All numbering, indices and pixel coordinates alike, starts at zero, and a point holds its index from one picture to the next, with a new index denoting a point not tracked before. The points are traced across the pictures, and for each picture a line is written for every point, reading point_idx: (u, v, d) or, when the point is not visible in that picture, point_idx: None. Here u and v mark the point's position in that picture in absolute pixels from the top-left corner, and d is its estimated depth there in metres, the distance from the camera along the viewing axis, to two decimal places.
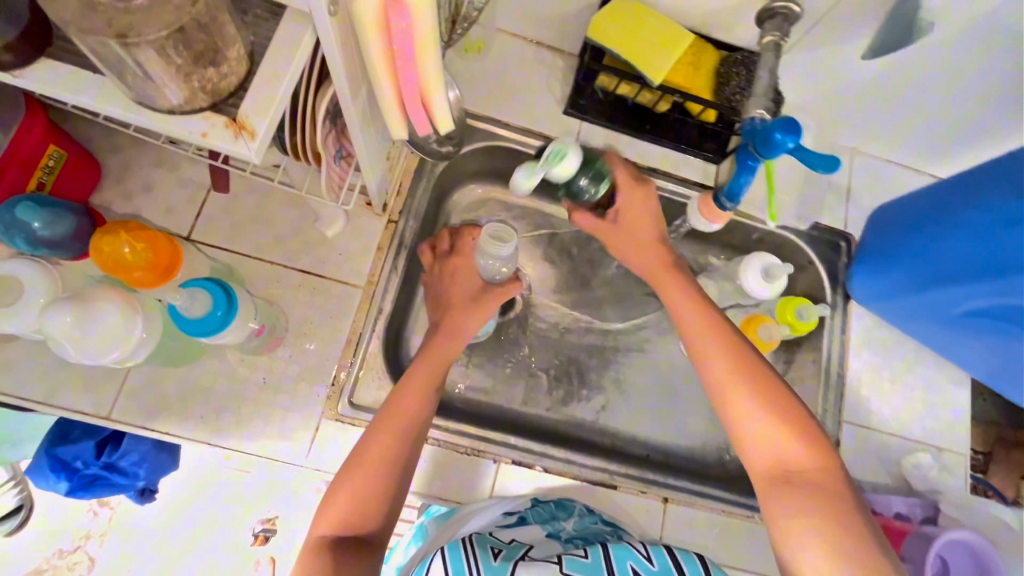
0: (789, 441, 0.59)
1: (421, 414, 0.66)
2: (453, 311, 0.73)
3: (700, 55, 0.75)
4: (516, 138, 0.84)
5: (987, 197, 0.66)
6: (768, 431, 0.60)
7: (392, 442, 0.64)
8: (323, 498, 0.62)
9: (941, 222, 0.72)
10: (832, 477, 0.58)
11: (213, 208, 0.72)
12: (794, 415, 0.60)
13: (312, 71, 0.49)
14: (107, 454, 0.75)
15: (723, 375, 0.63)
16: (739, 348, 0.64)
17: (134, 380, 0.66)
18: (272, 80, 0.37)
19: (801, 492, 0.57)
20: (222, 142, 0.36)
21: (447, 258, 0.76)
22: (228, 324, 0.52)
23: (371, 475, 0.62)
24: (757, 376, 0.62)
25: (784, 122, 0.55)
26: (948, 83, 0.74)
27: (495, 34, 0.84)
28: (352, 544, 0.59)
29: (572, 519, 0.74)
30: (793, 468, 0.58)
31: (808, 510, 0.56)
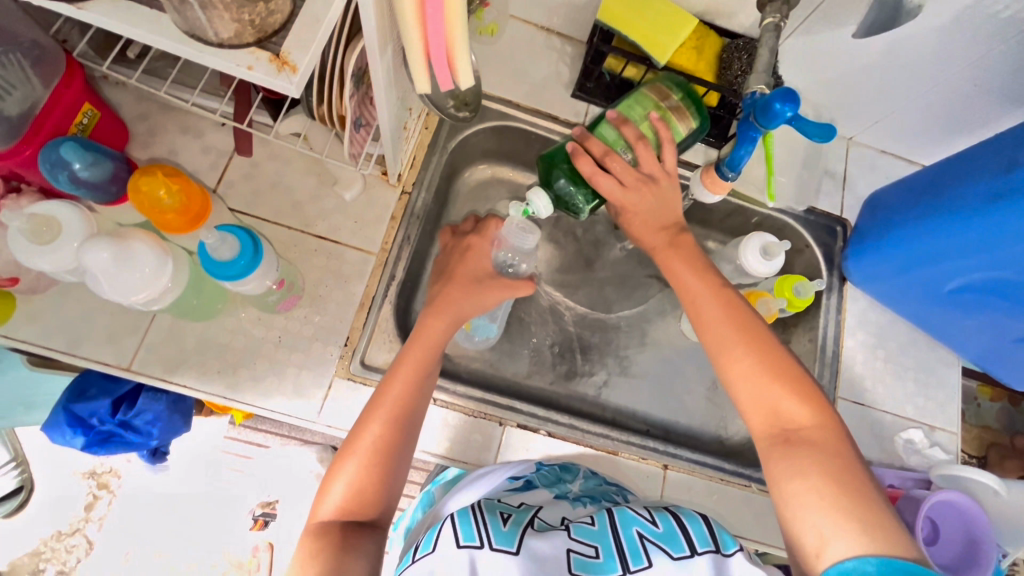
0: (788, 404, 0.60)
1: (408, 400, 0.67)
2: (452, 284, 0.74)
3: (703, 40, 0.80)
4: (526, 118, 0.87)
5: (980, 175, 0.69)
6: (764, 397, 0.61)
7: (384, 429, 0.66)
8: (321, 488, 0.65)
9: (940, 198, 0.74)
10: (831, 436, 0.58)
11: (235, 174, 0.75)
12: (792, 378, 0.61)
13: (344, 26, 0.52)
14: (122, 412, 0.77)
15: (724, 341, 0.64)
16: (739, 313, 0.65)
17: (153, 334, 0.68)
18: (313, 22, 0.40)
19: (799, 453, 0.57)
20: (265, 74, 0.39)
21: (461, 237, 0.78)
22: (249, 272, 0.54)
23: (366, 463, 0.64)
24: (756, 340, 0.63)
25: (783, 92, 0.59)
26: (939, 71, 0.78)
27: (508, 20, 0.88)
28: (354, 528, 0.62)
29: (580, 479, 0.78)
30: (791, 427, 0.59)
31: (810, 469, 0.56)
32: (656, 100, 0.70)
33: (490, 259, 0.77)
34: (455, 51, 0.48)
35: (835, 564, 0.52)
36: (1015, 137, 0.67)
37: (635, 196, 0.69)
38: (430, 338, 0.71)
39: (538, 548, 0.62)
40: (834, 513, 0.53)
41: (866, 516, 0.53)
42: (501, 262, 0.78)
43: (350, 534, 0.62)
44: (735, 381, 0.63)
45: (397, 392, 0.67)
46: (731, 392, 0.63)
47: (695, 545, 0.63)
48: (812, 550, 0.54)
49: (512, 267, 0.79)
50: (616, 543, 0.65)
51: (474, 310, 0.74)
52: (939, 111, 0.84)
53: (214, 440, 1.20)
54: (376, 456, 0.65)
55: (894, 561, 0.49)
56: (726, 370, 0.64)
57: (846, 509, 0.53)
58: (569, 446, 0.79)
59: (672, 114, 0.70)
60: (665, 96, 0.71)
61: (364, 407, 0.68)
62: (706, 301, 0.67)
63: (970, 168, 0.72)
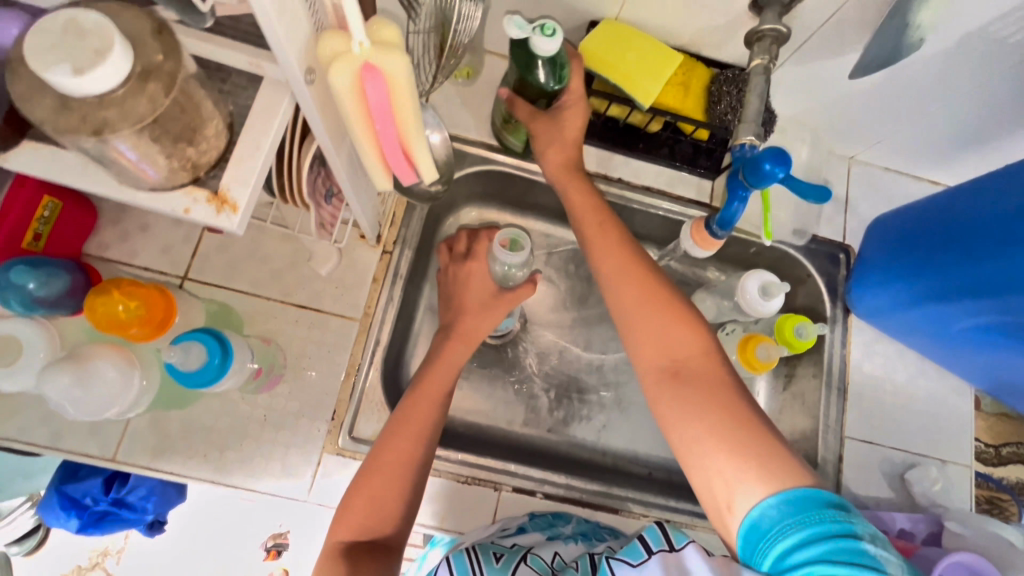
0: (682, 340, 0.58)
1: (431, 416, 0.67)
2: (463, 320, 0.75)
3: (690, 73, 0.75)
4: (509, 161, 0.84)
5: (986, 201, 0.67)
6: (659, 338, 0.59)
7: (408, 445, 0.64)
8: (342, 504, 0.63)
9: (945, 229, 0.72)
10: (719, 372, 0.56)
11: (210, 246, 0.73)
12: (685, 320, 0.60)
13: (296, 124, 0.48)
14: (115, 489, 0.76)
15: (623, 291, 0.64)
16: (639, 266, 0.65)
17: (136, 423, 0.67)
18: (253, 153, 0.37)
19: (689, 393, 0.55)
20: (205, 216, 0.36)
21: (462, 262, 0.77)
22: (226, 370, 0.52)
23: (387, 479, 0.63)
24: (653, 289, 0.62)
25: (774, 152, 0.55)
26: (944, 92, 0.73)
27: (484, 57, 0.83)
28: (367, 551, 0.59)
29: (572, 522, 0.75)
30: (682, 363, 0.57)
31: (703, 406, 0.53)
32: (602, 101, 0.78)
33: (491, 280, 0.77)
34: (413, 152, 0.44)
35: (744, 518, 0.48)
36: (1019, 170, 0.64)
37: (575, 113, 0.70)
38: (448, 363, 0.71)
39: None
40: (732, 450, 0.50)
41: (759, 449, 0.49)
42: (502, 277, 0.78)
43: (356, 548, 0.59)
44: (637, 333, 0.61)
45: (424, 409, 0.67)
46: (630, 338, 0.62)
47: (650, 548, 0.54)
48: (723, 503, 0.50)
49: (513, 278, 0.78)
50: None
51: (460, 361, 0.73)
52: (946, 129, 0.79)
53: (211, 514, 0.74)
54: (397, 472, 0.63)
55: (798, 492, 0.46)
56: (628, 323, 0.62)
57: (739, 444, 0.50)
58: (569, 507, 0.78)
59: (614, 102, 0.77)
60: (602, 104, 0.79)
61: (385, 425, 0.66)
62: (612, 261, 0.66)
63: (973, 192, 0.69)
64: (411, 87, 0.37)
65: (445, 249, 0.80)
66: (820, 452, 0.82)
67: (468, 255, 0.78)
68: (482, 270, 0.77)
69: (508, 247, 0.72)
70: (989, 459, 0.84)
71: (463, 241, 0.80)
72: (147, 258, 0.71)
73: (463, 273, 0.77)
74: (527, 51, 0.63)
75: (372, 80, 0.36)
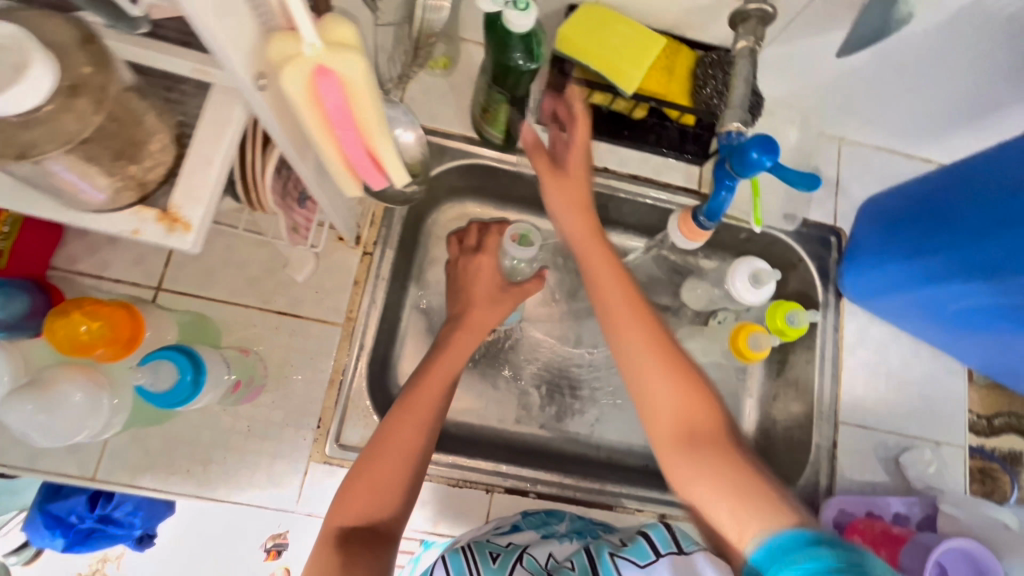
0: (674, 378, 0.55)
1: (438, 404, 0.65)
2: (472, 312, 0.73)
3: (674, 57, 0.73)
4: (491, 153, 0.81)
5: (988, 164, 0.65)
6: (653, 378, 0.56)
7: (415, 430, 0.62)
8: (340, 492, 0.60)
9: (943, 203, 0.70)
10: (714, 414, 0.54)
11: (183, 254, 0.70)
12: (674, 355, 0.57)
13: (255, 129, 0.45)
14: (101, 506, 0.69)
15: (613, 321, 0.60)
16: (639, 306, 0.60)
17: (115, 440, 0.65)
18: (203, 167, 0.35)
19: (706, 455, 0.51)
20: (155, 236, 0.34)
21: (472, 256, 0.77)
22: (200, 386, 0.50)
23: (392, 463, 0.60)
24: (641, 321, 0.59)
25: (761, 140, 0.53)
26: (935, 68, 0.70)
27: (461, 46, 0.80)
28: (363, 538, 0.56)
29: (567, 520, 0.73)
30: (679, 403, 0.54)
31: (704, 454, 0.51)
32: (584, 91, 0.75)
33: (500, 274, 0.76)
34: (381, 157, 0.41)
35: (750, 555, 0.46)
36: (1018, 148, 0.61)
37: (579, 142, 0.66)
38: (453, 353, 0.70)
39: None
40: (740, 502, 0.48)
41: (762, 498, 0.48)
42: (512, 271, 0.78)
43: (353, 539, 0.56)
44: (629, 368, 0.58)
45: (431, 395, 0.65)
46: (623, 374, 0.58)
47: (659, 550, 0.58)
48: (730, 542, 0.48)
49: (520, 272, 0.78)
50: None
51: (467, 354, 0.71)
52: (938, 104, 0.77)
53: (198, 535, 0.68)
54: (402, 457, 0.61)
55: (784, 537, 0.44)
56: (619, 356, 0.59)
57: (745, 494, 0.48)
58: (563, 504, 0.77)
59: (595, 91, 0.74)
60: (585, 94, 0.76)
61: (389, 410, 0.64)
62: (611, 297, 0.61)
63: (971, 166, 0.67)
64: (370, 89, 0.35)
65: (455, 241, 0.80)
66: (815, 439, 0.81)
67: (478, 248, 0.77)
68: (491, 264, 0.76)
69: (518, 241, 0.73)
70: (982, 430, 0.85)
71: (474, 234, 0.79)
72: (118, 269, 0.69)
73: (472, 266, 0.76)
74: (501, 31, 0.61)
75: (326, 81, 0.33)
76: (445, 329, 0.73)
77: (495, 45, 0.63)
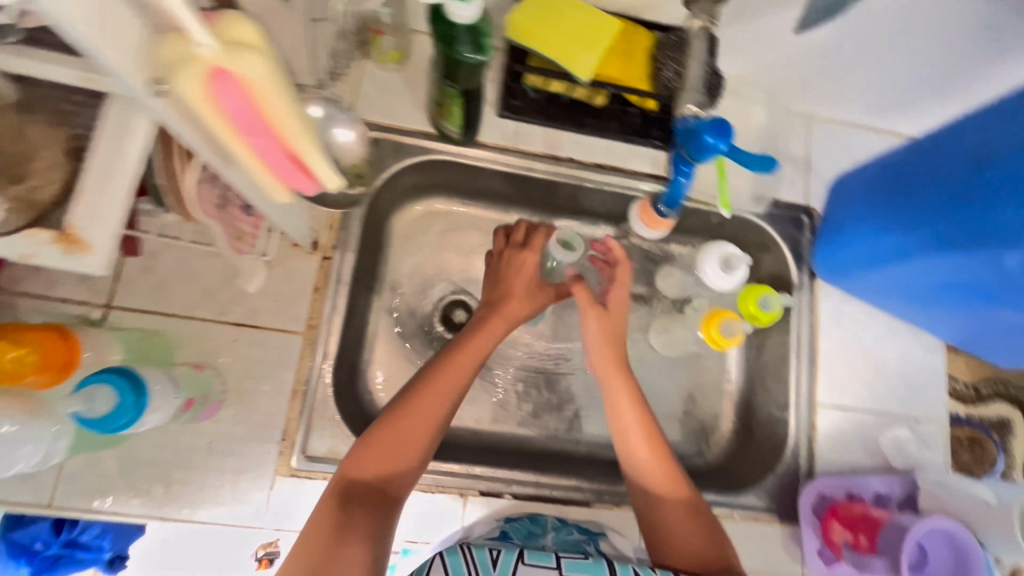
0: (669, 479, 0.65)
1: (464, 379, 0.65)
2: (510, 302, 0.72)
3: (632, 39, 0.70)
4: (450, 148, 0.79)
5: (972, 127, 0.63)
6: (653, 478, 0.65)
7: (440, 398, 0.63)
8: (359, 441, 0.61)
9: (918, 171, 0.69)
10: (708, 529, 0.63)
11: (132, 269, 0.68)
12: (669, 467, 0.66)
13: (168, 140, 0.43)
14: (69, 530, 0.63)
15: (620, 416, 0.68)
16: (655, 436, 0.67)
17: (72, 465, 0.63)
18: (100, 183, 0.34)
19: (695, 543, 0.62)
20: (55, 257, 0.34)
21: (518, 251, 0.75)
22: (144, 406, 0.49)
23: (416, 428, 0.61)
24: (642, 425, 0.67)
25: (715, 123, 0.52)
26: (898, 39, 0.68)
27: (413, 38, 0.77)
28: (372, 497, 0.58)
29: (552, 533, 0.73)
30: (681, 531, 0.63)
31: (691, 541, 0.62)
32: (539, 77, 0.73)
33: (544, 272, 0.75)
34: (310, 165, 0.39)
35: None
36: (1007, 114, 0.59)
37: (619, 283, 0.74)
38: (487, 331, 0.69)
39: None
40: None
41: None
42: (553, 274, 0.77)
43: (358, 497, 0.57)
44: (631, 458, 0.66)
45: (459, 370, 0.65)
46: (628, 463, 0.67)
47: None
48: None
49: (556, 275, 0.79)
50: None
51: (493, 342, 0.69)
52: (906, 76, 0.75)
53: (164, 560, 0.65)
54: (423, 427, 0.61)
55: None
56: (626, 451, 0.67)
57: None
58: (540, 505, 0.76)
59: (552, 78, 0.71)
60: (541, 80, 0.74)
61: (415, 376, 0.64)
62: (629, 418, 0.68)
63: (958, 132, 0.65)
64: (278, 92, 0.32)
65: (502, 233, 0.78)
66: (793, 422, 0.80)
67: (524, 245, 0.76)
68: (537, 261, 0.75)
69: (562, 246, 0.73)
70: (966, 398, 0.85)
71: (521, 230, 0.78)
72: (63, 288, 0.66)
73: (517, 264, 0.75)
74: (447, 23, 0.58)
75: (221, 86, 0.31)
76: (483, 309, 0.72)
77: (439, 36, 0.60)
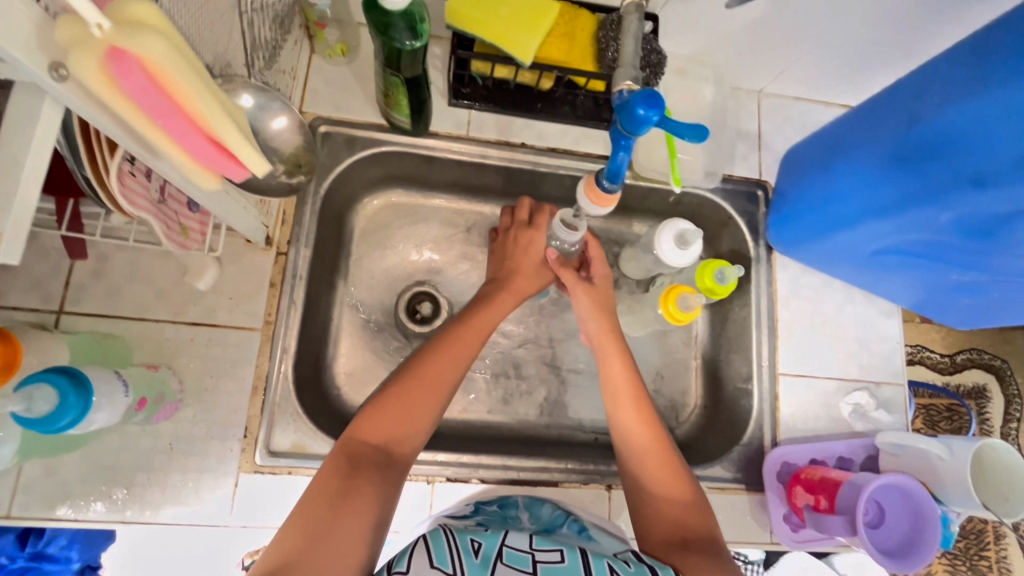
0: (660, 448, 0.66)
1: (469, 355, 0.68)
2: (518, 278, 0.78)
3: (574, 21, 0.71)
4: (404, 139, 0.79)
5: (889, 98, 0.64)
6: (642, 444, 0.66)
7: (447, 367, 0.65)
8: (368, 408, 0.61)
9: (851, 143, 0.69)
10: (697, 500, 0.64)
11: (83, 274, 0.67)
12: (660, 434, 0.67)
13: (89, 136, 0.42)
14: (33, 542, 0.63)
15: (615, 386, 0.70)
16: (645, 406, 0.69)
17: (28, 475, 0.63)
18: (7, 169, 0.32)
19: (685, 512, 0.62)
20: None
21: (525, 229, 0.80)
22: (92, 405, 0.50)
23: (423, 394, 0.63)
24: (633, 396, 0.69)
25: (645, 95, 0.53)
26: (833, 11, 0.70)
27: (360, 31, 0.77)
28: (376, 462, 0.58)
29: (527, 513, 0.71)
30: (672, 498, 0.63)
31: (681, 511, 0.62)
32: (486, 65, 0.74)
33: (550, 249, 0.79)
34: (231, 148, 0.39)
35: None
36: (913, 79, 0.61)
37: (597, 259, 0.79)
38: (494, 311, 0.73)
39: None
40: (711, 548, 0.58)
41: (717, 547, 0.59)
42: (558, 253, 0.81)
43: (364, 464, 0.57)
44: (622, 426, 0.68)
45: (463, 347, 0.68)
46: (619, 431, 0.68)
47: None
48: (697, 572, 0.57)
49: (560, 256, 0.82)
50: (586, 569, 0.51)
51: (493, 324, 0.73)
52: (846, 47, 0.77)
53: (128, 566, 0.65)
54: (430, 393, 0.63)
55: None
56: (619, 419, 0.69)
57: (712, 543, 0.59)
58: (508, 487, 0.76)
59: (497, 64, 0.72)
60: (488, 68, 0.74)
61: (419, 350, 0.66)
62: (623, 389, 0.70)
63: (875, 98, 0.67)
64: (179, 69, 0.33)
65: (508, 214, 0.83)
66: (756, 393, 0.82)
67: (530, 223, 0.81)
68: (541, 240, 0.80)
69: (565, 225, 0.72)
70: None
71: (527, 210, 0.82)
72: (13, 296, 0.65)
73: (528, 237, 0.80)
74: (381, 11, 0.58)
75: (122, 67, 0.31)
76: (491, 287, 0.77)
77: (376, 25, 0.60)
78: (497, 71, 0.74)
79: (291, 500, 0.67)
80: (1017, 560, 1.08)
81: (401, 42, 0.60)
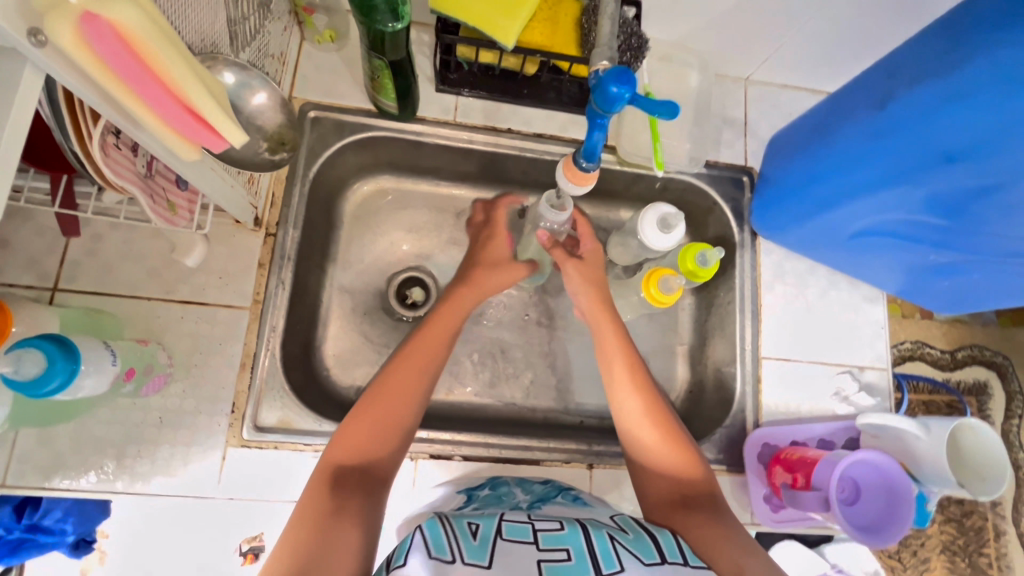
0: (654, 422, 0.66)
1: (438, 356, 0.69)
2: (498, 268, 0.79)
3: (558, 6, 0.73)
4: (391, 124, 0.81)
5: (867, 82, 0.64)
6: (637, 419, 0.67)
7: (421, 374, 0.66)
8: (338, 434, 0.61)
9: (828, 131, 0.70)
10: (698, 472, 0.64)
11: (77, 252, 0.69)
12: (656, 406, 0.67)
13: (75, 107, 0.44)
14: (28, 514, 0.64)
15: (609, 363, 0.71)
16: (641, 381, 0.69)
17: (22, 445, 0.65)
18: None
19: (688, 486, 0.62)
20: None
21: (483, 228, 0.84)
22: (79, 370, 0.52)
23: (391, 397, 0.63)
24: (630, 369, 0.70)
25: (618, 73, 0.54)
26: None
27: (348, 18, 0.79)
28: (355, 476, 0.58)
29: (519, 488, 0.72)
30: (672, 473, 0.63)
31: (681, 484, 0.62)
32: (472, 49, 0.75)
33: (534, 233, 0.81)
34: (206, 117, 0.41)
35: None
36: (890, 60, 0.61)
37: (586, 236, 0.80)
38: (470, 297, 0.75)
39: (513, 551, 0.49)
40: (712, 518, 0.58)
41: (719, 516, 0.59)
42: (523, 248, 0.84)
43: (347, 484, 0.57)
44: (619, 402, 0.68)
45: (437, 335, 0.69)
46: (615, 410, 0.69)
47: (666, 555, 0.51)
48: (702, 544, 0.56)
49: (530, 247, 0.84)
50: (586, 540, 0.51)
51: (467, 309, 0.75)
52: (829, 33, 0.77)
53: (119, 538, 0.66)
54: (404, 395, 0.64)
55: None
56: (616, 394, 0.69)
57: (714, 513, 0.59)
58: (490, 466, 0.78)
59: (482, 48, 0.73)
60: (473, 52, 0.75)
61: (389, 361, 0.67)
62: (616, 366, 0.70)
63: (852, 84, 0.67)
64: (151, 38, 0.35)
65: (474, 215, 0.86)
66: (739, 376, 0.82)
67: (487, 221, 0.84)
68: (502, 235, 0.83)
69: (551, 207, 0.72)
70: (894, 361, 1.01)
71: (480, 213, 0.86)
72: (10, 273, 0.67)
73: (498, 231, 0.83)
74: None
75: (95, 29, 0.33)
76: (457, 276, 0.79)
77: (358, 8, 0.61)
78: (482, 55, 0.75)
79: (278, 474, 0.69)
80: (1015, 554, 1.07)
81: (383, 25, 0.62)
